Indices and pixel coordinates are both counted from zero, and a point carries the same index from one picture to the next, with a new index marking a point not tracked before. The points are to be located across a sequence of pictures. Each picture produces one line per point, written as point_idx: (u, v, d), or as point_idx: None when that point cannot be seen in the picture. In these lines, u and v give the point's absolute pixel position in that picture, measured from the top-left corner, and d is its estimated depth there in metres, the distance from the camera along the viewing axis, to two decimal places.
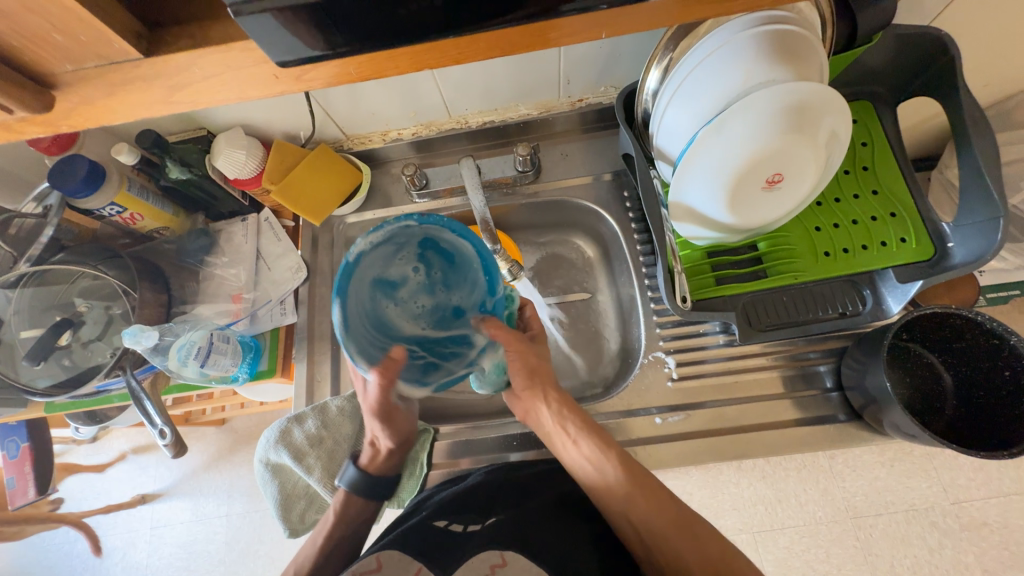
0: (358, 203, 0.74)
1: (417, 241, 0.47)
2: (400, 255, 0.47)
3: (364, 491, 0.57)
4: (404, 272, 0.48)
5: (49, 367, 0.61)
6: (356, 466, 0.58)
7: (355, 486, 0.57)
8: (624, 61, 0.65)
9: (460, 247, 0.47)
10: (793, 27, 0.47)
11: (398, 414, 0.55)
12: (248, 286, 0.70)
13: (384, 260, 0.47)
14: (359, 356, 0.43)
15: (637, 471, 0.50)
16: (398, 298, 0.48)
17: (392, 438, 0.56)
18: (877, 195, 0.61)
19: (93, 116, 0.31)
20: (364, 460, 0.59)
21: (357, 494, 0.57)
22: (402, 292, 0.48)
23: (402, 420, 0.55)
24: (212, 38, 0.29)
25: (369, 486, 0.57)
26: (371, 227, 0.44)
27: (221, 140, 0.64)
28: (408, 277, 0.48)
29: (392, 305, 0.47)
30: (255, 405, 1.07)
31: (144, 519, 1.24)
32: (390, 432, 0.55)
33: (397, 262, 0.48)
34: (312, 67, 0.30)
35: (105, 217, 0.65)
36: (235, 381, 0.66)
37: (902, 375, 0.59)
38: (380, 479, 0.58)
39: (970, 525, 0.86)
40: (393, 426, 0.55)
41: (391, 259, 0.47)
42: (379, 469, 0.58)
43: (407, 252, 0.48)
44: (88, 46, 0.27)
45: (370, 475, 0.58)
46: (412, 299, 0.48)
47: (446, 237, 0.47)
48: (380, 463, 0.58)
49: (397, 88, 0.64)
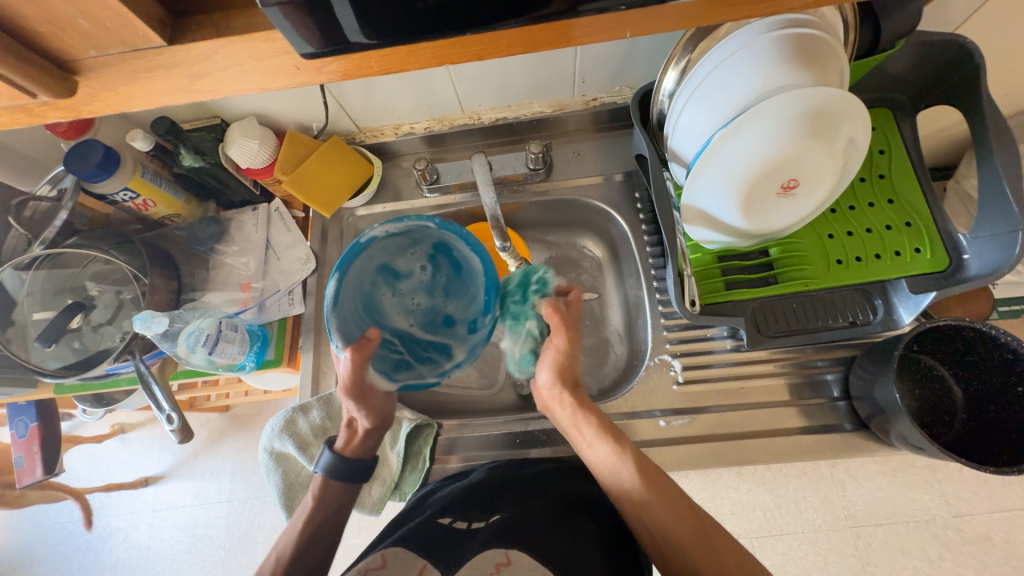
0: (368, 196, 0.74)
1: (432, 244, 0.52)
2: (413, 250, 0.52)
3: (342, 475, 0.54)
4: (412, 267, 0.53)
5: (60, 349, 0.61)
6: (331, 450, 0.56)
7: (334, 470, 0.54)
8: (641, 61, 0.64)
9: (468, 261, 0.52)
10: (816, 31, 0.46)
11: (372, 395, 0.51)
12: (257, 275, 0.71)
13: (396, 252, 0.52)
14: (338, 333, 0.47)
15: (647, 470, 0.49)
16: (398, 289, 0.52)
17: (371, 417, 0.54)
18: (893, 204, 0.60)
19: (114, 103, 0.31)
20: (339, 445, 0.56)
21: (336, 476, 0.54)
22: (403, 285, 0.52)
23: (383, 398, 0.52)
24: (234, 27, 0.29)
25: (346, 468, 0.55)
26: (390, 218, 0.49)
27: (234, 129, 0.64)
28: (413, 273, 0.53)
29: (389, 292, 0.52)
30: (259, 393, 1.08)
31: (146, 501, 1.25)
32: (368, 410, 0.52)
33: (408, 257, 0.52)
34: (332, 60, 0.30)
35: (118, 202, 0.65)
36: (242, 369, 0.66)
37: (912, 387, 0.59)
38: (355, 463, 0.55)
39: (971, 539, 0.85)
40: (373, 404, 0.52)
41: (402, 252, 0.52)
42: (355, 452, 0.55)
43: (419, 251, 0.52)
44: (113, 32, 0.27)
45: (347, 458, 0.55)
46: (411, 293, 0.53)
47: (457, 247, 0.51)
48: (356, 446, 0.56)
49: (411, 82, 0.64)
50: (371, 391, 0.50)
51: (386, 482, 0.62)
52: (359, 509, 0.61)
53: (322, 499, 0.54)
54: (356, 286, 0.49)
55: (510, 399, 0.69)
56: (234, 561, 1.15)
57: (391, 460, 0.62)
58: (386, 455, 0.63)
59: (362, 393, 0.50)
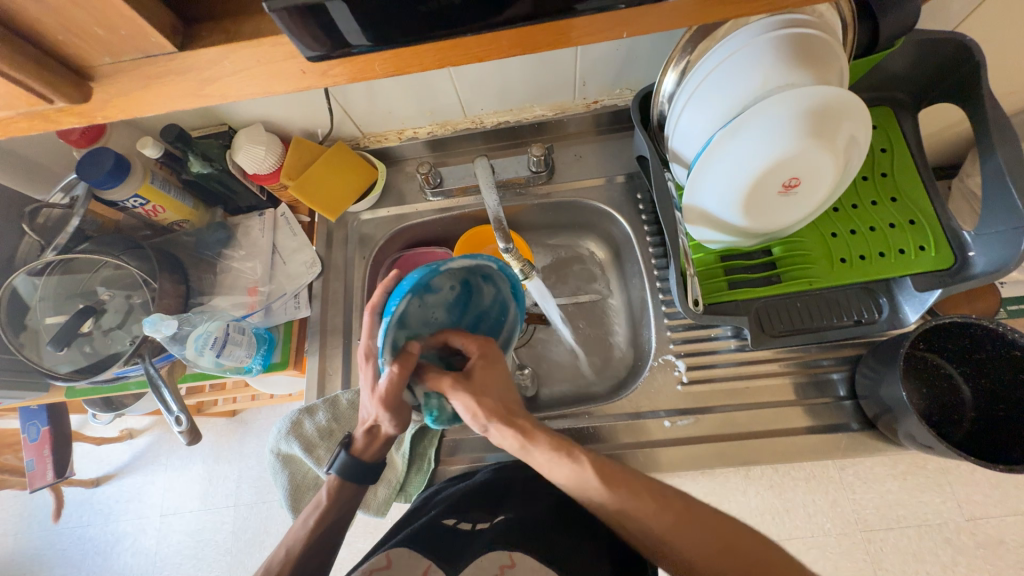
0: (372, 201, 0.75)
1: (478, 274, 0.53)
2: (458, 273, 0.52)
3: (359, 476, 0.54)
4: (444, 283, 0.51)
5: (71, 353, 0.63)
6: (348, 451, 0.55)
7: (348, 470, 0.54)
8: (640, 64, 0.65)
9: (505, 299, 0.56)
10: (813, 31, 0.46)
11: (405, 409, 0.51)
12: (263, 278, 0.72)
13: (440, 269, 0.49)
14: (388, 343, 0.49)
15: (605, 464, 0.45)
16: (430, 303, 0.51)
17: (397, 428, 0.53)
18: (896, 202, 0.60)
19: (126, 108, 0.32)
20: (356, 446, 0.55)
21: (350, 477, 0.54)
22: (436, 301, 0.52)
23: (410, 411, 0.53)
24: (243, 33, 0.29)
25: (363, 470, 0.55)
26: (468, 257, 0.50)
27: (241, 136, 0.66)
28: (446, 291, 0.52)
29: (421, 305, 0.51)
30: (265, 398, 1.09)
31: (154, 506, 1.26)
32: (397, 423, 0.52)
33: (447, 275, 0.51)
34: (337, 63, 0.30)
35: (128, 208, 0.66)
36: (248, 372, 0.67)
37: (919, 386, 0.58)
38: (373, 466, 0.55)
39: (984, 543, 0.83)
40: (402, 420, 0.52)
41: (445, 270, 0.50)
42: (375, 455, 0.55)
43: (459, 272, 0.51)
44: (127, 39, 0.28)
45: (365, 461, 0.55)
46: (434, 308, 0.52)
47: (497, 282, 0.54)
48: (373, 452, 0.55)
49: (414, 86, 0.65)
50: (403, 406, 0.51)
51: (392, 484, 0.62)
52: (364, 512, 0.61)
53: (336, 499, 0.54)
54: (401, 302, 0.48)
55: None
56: (240, 566, 1.15)
57: (397, 460, 0.62)
58: (392, 457, 0.63)
59: (396, 406, 0.50)
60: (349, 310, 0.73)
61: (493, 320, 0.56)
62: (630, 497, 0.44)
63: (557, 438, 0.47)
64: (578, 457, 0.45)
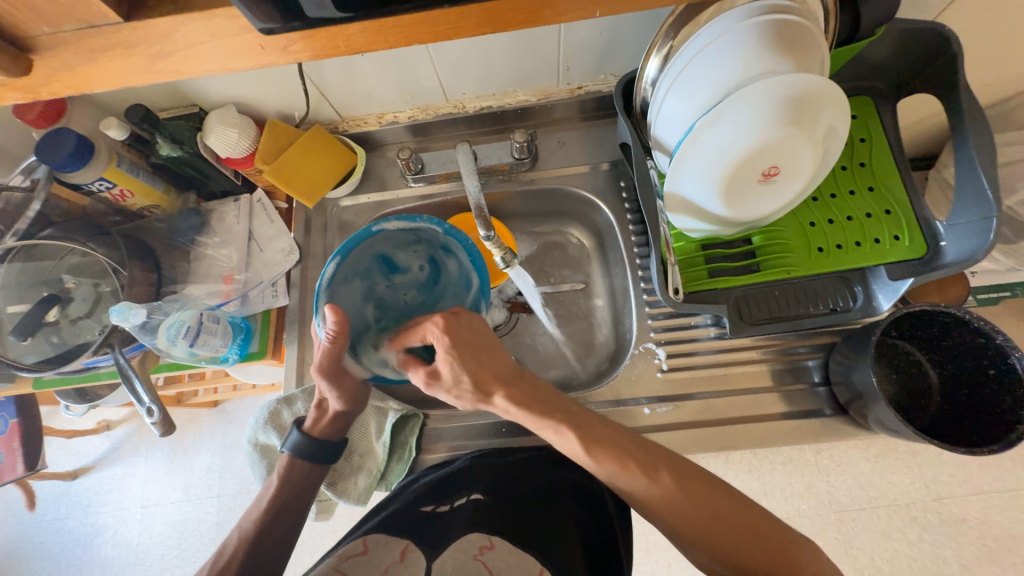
0: (351, 186, 0.73)
1: (431, 244, 0.55)
2: (413, 248, 0.54)
3: (310, 455, 0.54)
4: (410, 264, 0.55)
5: (37, 343, 0.60)
6: (300, 431, 0.55)
7: (301, 450, 0.55)
8: (624, 49, 0.64)
9: (465, 271, 0.55)
10: (794, 18, 0.46)
11: (344, 376, 0.49)
12: (239, 266, 0.70)
13: (397, 246, 0.54)
14: (321, 302, 0.48)
15: (602, 424, 0.47)
16: (392, 281, 0.54)
17: (344, 402, 0.52)
18: (873, 192, 0.61)
19: (74, 83, 0.30)
20: (307, 425, 0.56)
21: (303, 456, 0.55)
22: (398, 278, 0.54)
23: (354, 384, 0.51)
24: (195, 4, 0.28)
25: (315, 450, 0.55)
26: (404, 218, 0.51)
27: (213, 117, 0.63)
28: (411, 269, 0.54)
29: (383, 283, 0.53)
30: (247, 387, 1.08)
31: (135, 497, 1.24)
32: (341, 395, 0.51)
33: (410, 253, 0.54)
34: (297, 38, 0.29)
35: (94, 192, 0.64)
36: (225, 362, 0.66)
37: (888, 373, 0.60)
38: (326, 444, 0.55)
39: (949, 520, 0.87)
40: (344, 391, 0.51)
41: (404, 247, 0.54)
42: (325, 433, 0.55)
43: (419, 248, 0.55)
44: (67, 8, 0.26)
45: (316, 439, 0.55)
46: (402, 288, 0.54)
47: (454, 252, 0.54)
48: (324, 427, 0.55)
49: (392, 67, 0.63)
50: (345, 372, 0.49)
51: (372, 473, 0.60)
52: (343, 500, 0.60)
53: (287, 479, 0.54)
54: (356, 271, 0.52)
55: None
56: None
57: (378, 449, 0.61)
58: (371, 446, 0.61)
59: (335, 374, 0.49)
60: None
61: (458, 296, 0.54)
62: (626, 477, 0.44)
63: (546, 402, 0.47)
64: (568, 426, 0.46)
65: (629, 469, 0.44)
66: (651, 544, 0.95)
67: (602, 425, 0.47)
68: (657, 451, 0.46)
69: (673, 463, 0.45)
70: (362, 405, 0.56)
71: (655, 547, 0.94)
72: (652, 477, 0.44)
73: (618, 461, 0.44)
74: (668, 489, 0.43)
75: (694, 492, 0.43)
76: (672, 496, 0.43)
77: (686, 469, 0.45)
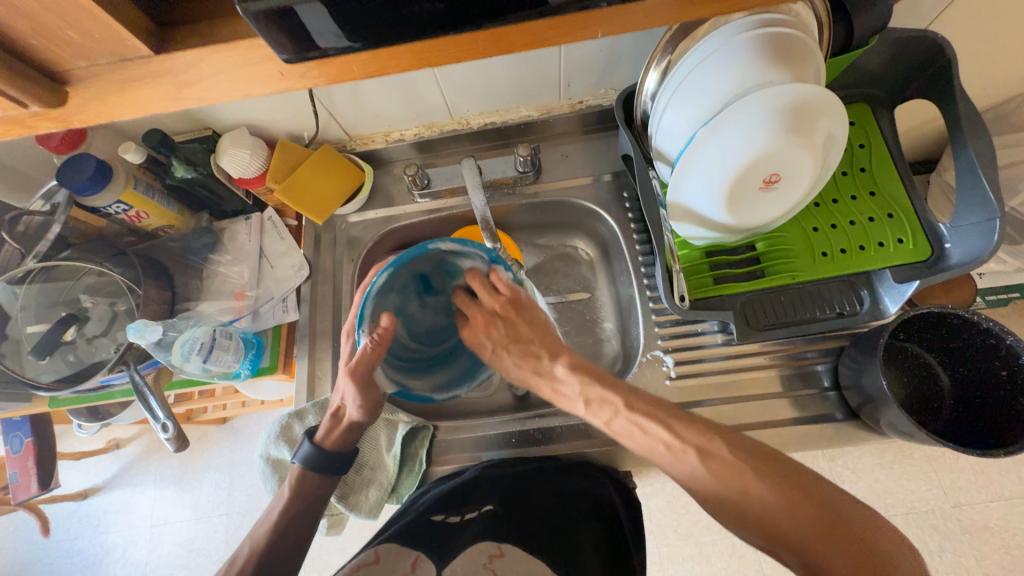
0: (359, 203, 0.75)
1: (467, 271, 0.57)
2: (448, 271, 0.57)
3: (320, 467, 0.55)
4: (442, 286, 0.57)
5: (54, 362, 0.62)
6: (311, 442, 0.56)
7: (311, 462, 0.55)
8: (624, 64, 0.66)
9: None
10: (789, 30, 0.47)
11: (372, 387, 0.52)
12: (250, 283, 0.71)
13: (436, 268, 0.55)
14: (367, 310, 0.50)
15: (638, 398, 0.48)
16: (424, 299, 0.57)
17: (363, 412, 0.54)
18: (875, 196, 0.62)
19: (104, 112, 0.32)
20: (319, 436, 0.57)
21: (314, 467, 0.55)
22: (430, 297, 0.57)
23: (377, 395, 0.53)
24: (220, 36, 0.29)
25: (327, 462, 0.55)
26: (458, 241, 0.49)
27: (226, 140, 0.65)
28: (441, 290, 0.58)
29: (416, 301, 0.56)
30: (256, 403, 1.08)
31: (144, 516, 1.24)
32: (363, 404, 0.53)
33: (443, 276, 0.57)
34: (315, 65, 0.31)
35: (111, 214, 0.66)
36: (237, 378, 0.67)
37: (898, 376, 0.60)
38: (336, 455, 0.56)
39: (970, 528, 0.85)
40: (367, 400, 0.52)
41: (440, 271, 0.56)
42: (337, 445, 0.56)
43: (453, 273, 0.56)
44: (101, 43, 0.28)
45: (327, 451, 0.56)
46: (431, 307, 0.58)
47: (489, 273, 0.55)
48: (336, 438, 0.56)
49: (399, 88, 0.65)
50: (372, 383, 0.52)
51: (383, 486, 0.60)
52: (354, 514, 0.60)
53: (297, 491, 0.55)
54: (394, 287, 0.53)
55: (506, 400, 0.69)
56: None
57: (388, 462, 0.61)
58: (382, 458, 0.62)
59: (363, 383, 0.51)
60: (338, 314, 0.72)
61: None
62: (648, 446, 0.46)
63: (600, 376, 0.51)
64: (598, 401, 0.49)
65: (655, 448, 0.46)
66: (664, 557, 0.93)
67: (634, 400, 0.48)
68: (690, 430, 0.45)
69: (703, 445, 0.44)
70: (376, 416, 0.57)
71: (669, 560, 0.92)
72: (680, 457, 0.44)
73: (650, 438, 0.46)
74: (696, 466, 0.43)
75: (724, 476, 0.42)
76: (703, 476, 0.43)
77: (721, 453, 0.43)
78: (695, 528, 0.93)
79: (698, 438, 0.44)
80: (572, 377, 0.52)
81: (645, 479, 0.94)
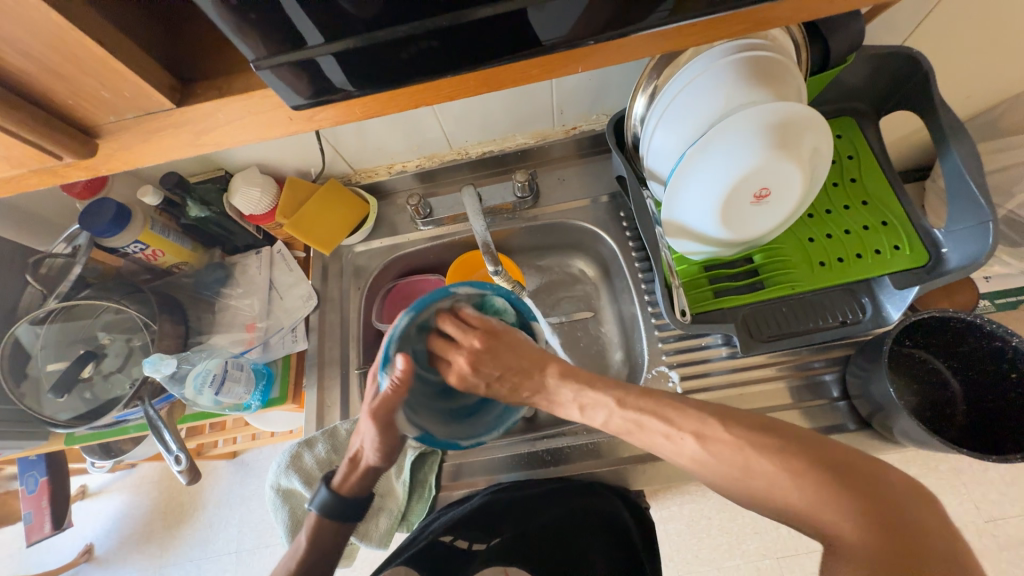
0: (365, 233, 0.78)
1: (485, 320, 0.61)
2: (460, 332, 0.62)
3: (338, 513, 0.54)
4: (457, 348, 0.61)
5: (71, 400, 0.63)
6: (328, 488, 0.56)
7: (329, 509, 0.55)
8: (613, 91, 0.69)
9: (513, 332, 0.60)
10: (767, 52, 0.50)
11: (397, 427, 0.52)
12: (261, 315, 0.73)
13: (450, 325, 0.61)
14: (391, 351, 0.53)
15: (628, 394, 0.49)
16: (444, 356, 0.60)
17: (381, 455, 0.54)
18: (868, 206, 0.63)
19: (130, 160, 0.34)
20: (335, 481, 0.56)
21: (331, 514, 0.55)
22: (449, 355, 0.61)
23: (397, 437, 0.53)
24: (234, 89, 0.32)
25: (342, 509, 0.55)
26: (477, 283, 0.57)
27: (237, 178, 0.69)
28: None
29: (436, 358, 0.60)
30: (267, 436, 1.08)
31: (155, 556, 1.23)
32: (381, 447, 0.53)
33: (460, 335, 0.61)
34: (322, 109, 0.33)
35: (129, 254, 0.69)
36: (247, 409, 0.68)
37: (909, 383, 0.59)
38: (353, 500, 0.55)
39: (1007, 544, 0.82)
40: (387, 442, 0.53)
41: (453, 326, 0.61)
42: (354, 491, 0.55)
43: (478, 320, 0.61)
44: (131, 100, 0.31)
45: (345, 497, 0.55)
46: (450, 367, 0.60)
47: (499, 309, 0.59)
48: (353, 484, 0.56)
49: (400, 125, 0.69)
50: (392, 425, 0.52)
51: (394, 513, 0.61)
52: (365, 544, 0.59)
53: (317, 540, 0.55)
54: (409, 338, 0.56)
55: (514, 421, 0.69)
56: None
57: (399, 489, 0.61)
58: (392, 485, 0.62)
59: (385, 425, 0.52)
60: (346, 342, 0.74)
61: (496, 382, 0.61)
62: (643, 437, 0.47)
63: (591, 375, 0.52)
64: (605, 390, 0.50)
65: (654, 440, 0.46)
66: None
67: (625, 398, 0.49)
68: (687, 416, 0.45)
69: (700, 430, 0.44)
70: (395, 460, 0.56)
71: None
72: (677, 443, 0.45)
73: (649, 428, 0.47)
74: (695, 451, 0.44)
75: (744, 460, 0.42)
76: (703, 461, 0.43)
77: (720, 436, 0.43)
78: (716, 553, 0.90)
79: (694, 423, 0.45)
80: (564, 384, 0.53)
81: (662, 502, 0.91)
